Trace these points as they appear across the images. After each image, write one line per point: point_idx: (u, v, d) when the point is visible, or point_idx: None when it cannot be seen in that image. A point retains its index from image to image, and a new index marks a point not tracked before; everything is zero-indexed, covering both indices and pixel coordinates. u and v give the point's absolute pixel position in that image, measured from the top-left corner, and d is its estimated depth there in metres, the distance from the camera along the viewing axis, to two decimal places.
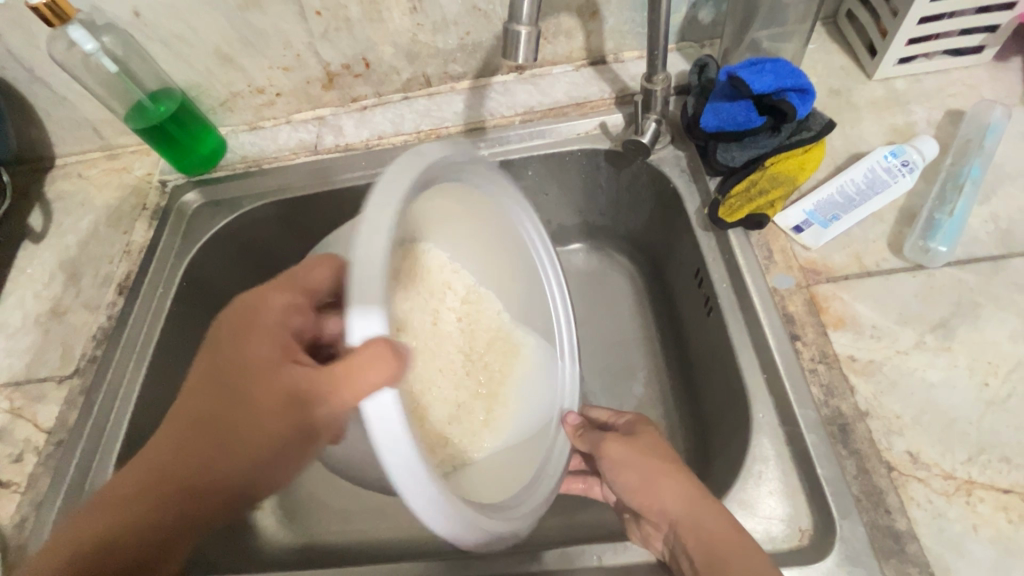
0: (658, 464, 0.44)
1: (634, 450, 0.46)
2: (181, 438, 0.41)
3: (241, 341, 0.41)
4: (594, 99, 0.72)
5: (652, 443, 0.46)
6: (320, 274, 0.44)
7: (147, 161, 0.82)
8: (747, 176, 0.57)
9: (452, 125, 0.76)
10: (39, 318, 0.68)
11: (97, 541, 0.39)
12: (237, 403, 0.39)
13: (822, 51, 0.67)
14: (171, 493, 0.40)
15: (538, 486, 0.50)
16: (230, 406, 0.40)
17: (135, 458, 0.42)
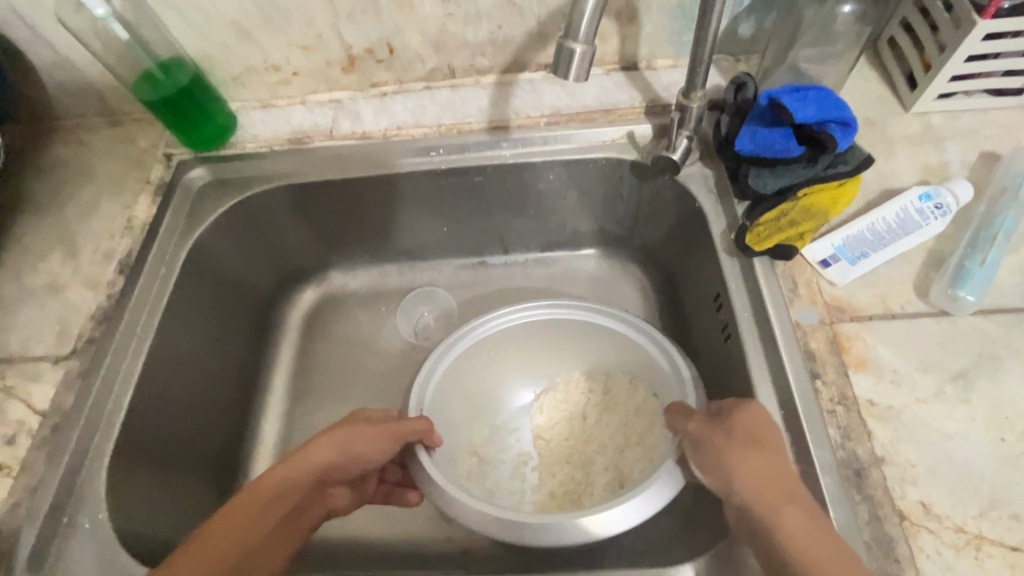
0: (739, 447, 0.44)
1: (716, 437, 0.46)
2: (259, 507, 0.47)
3: (363, 441, 0.54)
4: (624, 106, 0.70)
5: (741, 423, 0.46)
6: (384, 408, 0.59)
7: (151, 132, 0.78)
8: (777, 205, 0.56)
9: (475, 121, 0.73)
10: (35, 293, 0.65)
11: None
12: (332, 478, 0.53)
13: (860, 77, 0.66)
14: (226, 557, 0.44)
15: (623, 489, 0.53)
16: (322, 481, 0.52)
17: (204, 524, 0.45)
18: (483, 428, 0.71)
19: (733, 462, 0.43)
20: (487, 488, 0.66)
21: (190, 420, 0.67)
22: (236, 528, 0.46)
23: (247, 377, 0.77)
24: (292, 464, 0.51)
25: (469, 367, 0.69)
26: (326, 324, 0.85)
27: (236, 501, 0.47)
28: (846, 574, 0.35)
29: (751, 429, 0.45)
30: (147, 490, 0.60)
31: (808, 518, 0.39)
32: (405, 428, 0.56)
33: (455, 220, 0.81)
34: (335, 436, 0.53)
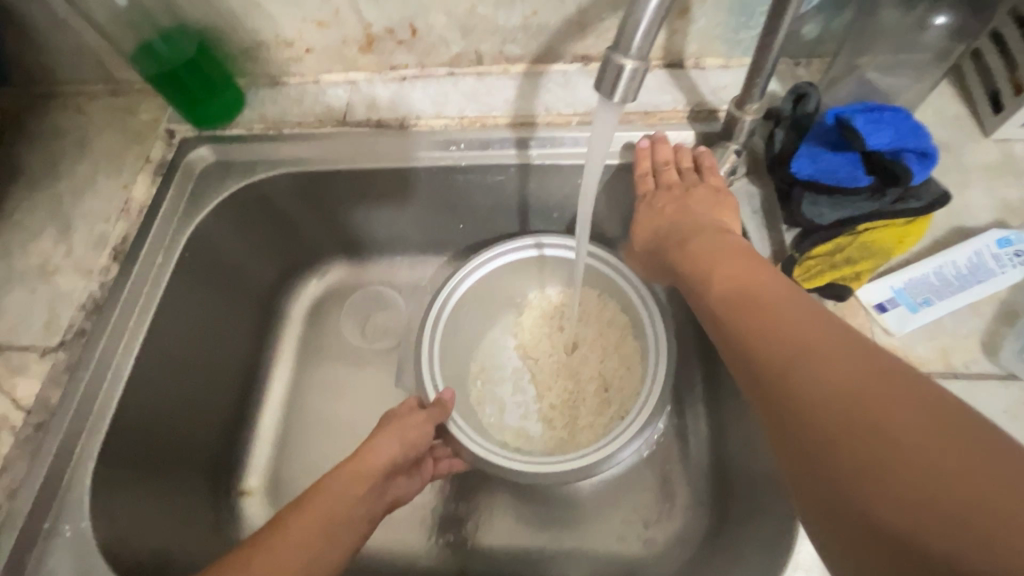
0: (730, 286, 0.43)
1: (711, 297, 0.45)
2: (337, 495, 0.50)
3: (409, 430, 0.57)
4: (666, 109, 0.63)
5: (732, 271, 0.44)
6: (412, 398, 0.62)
7: (153, 104, 0.73)
8: (833, 239, 0.49)
9: (500, 115, 0.67)
10: (25, 276, 0.62)
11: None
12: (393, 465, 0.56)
13: (935, 94, 0.58)
14: (322, 537, 0.47)
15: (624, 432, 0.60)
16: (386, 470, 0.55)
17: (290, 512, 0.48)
18: (477, 353, 0.74)
19: (730, 297, 0.42)
20: (495, 406, 0.71)
21: (184, 418, 0.64)
22: (319, 517, 0.47)
23: (246, 371, 0.74)
24: (359, 463, 0.53)
25: (461, 319, 0.71)
26: (331, 317, 0.81)
27: (315, 496, 0.49)
28: (835, 379, 0.32)
29: (742, 284, 0.42)
30: (140, 494, 0.57)
31: (795, 325, 0.36)
32: (436, 410, 0.60)
33: (472, 217, 0.76)
34: (387, 433, 0.56)
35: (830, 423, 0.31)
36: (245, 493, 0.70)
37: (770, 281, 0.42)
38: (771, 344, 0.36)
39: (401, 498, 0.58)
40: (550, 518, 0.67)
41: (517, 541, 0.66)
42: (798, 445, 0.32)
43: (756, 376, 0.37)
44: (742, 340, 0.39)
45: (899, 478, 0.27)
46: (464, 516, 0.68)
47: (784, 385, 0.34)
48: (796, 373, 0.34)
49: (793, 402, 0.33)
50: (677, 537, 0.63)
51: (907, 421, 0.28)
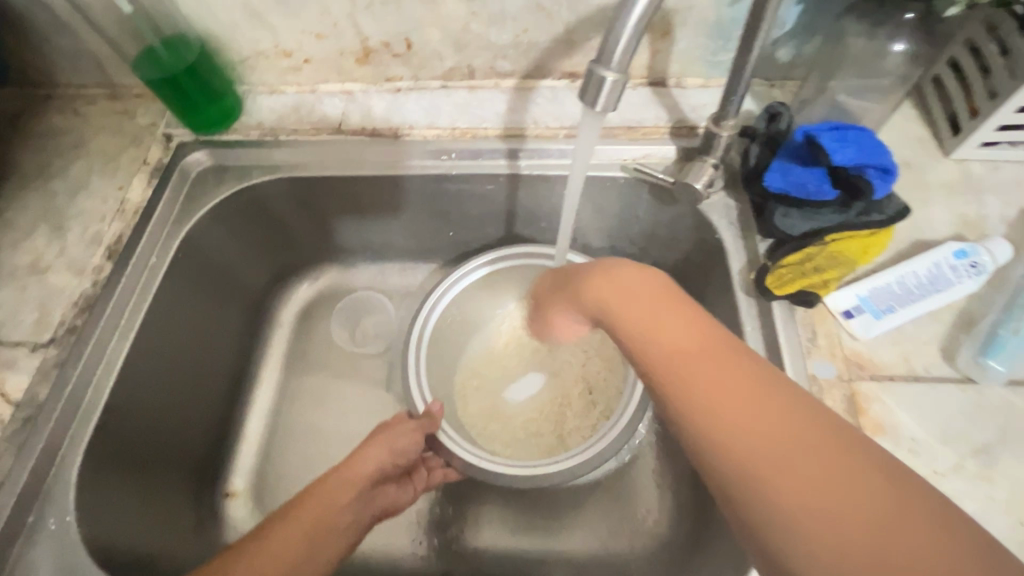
0: (639, 316, 0.42)
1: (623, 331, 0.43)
2: (325, 499, 0.50)
3: (398, 439, 0.58)
4: (649, 125, 0.67)
5: (640, 300, 0.43)
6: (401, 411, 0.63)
7: (152, 109, 0.75)
8: (803, 248, 0.53)
9: (491, 127, 0.70)
10: (17, 272, 0.62)
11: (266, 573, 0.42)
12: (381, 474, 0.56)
13: (899, 117, 0.62)
14: (309, 538, 0.46)
15: (605, 435, 0.62)
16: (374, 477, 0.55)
17: (277, 516, 0.48)
18: (461, 360, 0.76)
19: (642, 330, 0.41)
20: (479, 412, 0.72)
21: (171, 417, 0.65)
22: (305, 524, 0.47)
23: (234, 372, 0.75)
24: (346, 470, 0.53)
25: (443, 335, 0.74)
26: (320, 321, 0.83)
27: (303, 503, 0.49)
28: (763, 436, 0.31)
29: (653, 313, 0.41)
30: (123, 494, 0.57)
31: (712, 367, 0.35)
32: (425, 420, 0.61)
33: (461, 225, 0.78)
34: (376, 442, 0.57)
35: (766, 488, 0.30)
36: (230, 494, 0.70)
37: (676, 309, 0.40)
38: (692, 392, 0.35)
39: (393, 508, 0.58)
40: (533, 522, 0.69)
41: (498, 543, 0.68)
42: (735, 508, 0.32)
43: (683, 429, 0.35)
44: (665, 384, 0.37)
45: (839, 546, 0.27)
46: (449, 520, 0.69)
47: (713, 444, 0.33)
48: (721, 427, 0.33)
49: (726, 464, 0.32)
50: (656, 539, 0.65)
51: (835, 479, 0.28)
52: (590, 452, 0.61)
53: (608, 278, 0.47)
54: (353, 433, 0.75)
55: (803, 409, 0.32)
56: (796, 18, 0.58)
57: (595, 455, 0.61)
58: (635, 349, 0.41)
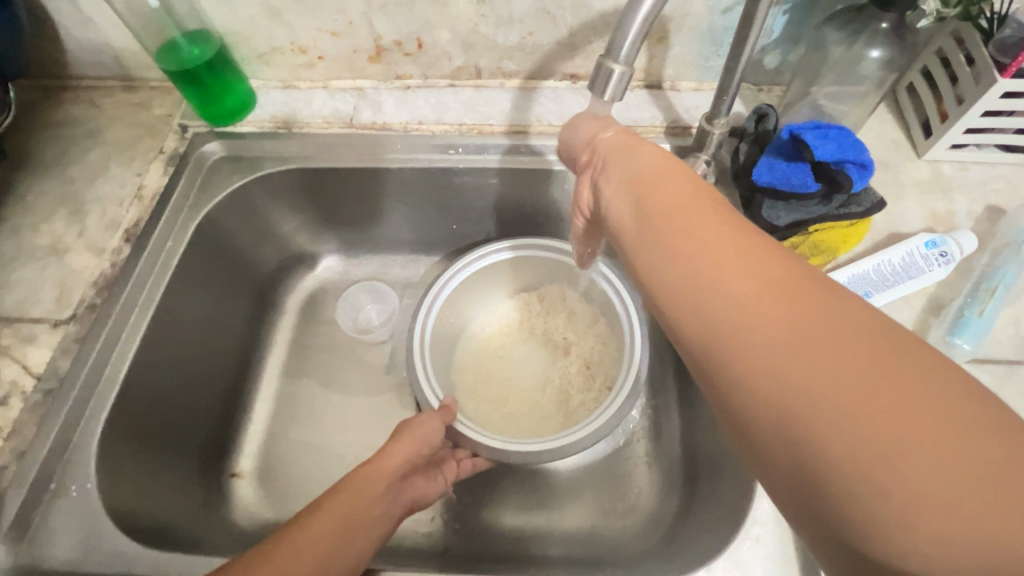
0: (661, 220, 0.36)
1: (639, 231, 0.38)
2: (356, 488, 0.52)
3: (420, 430, 0.60)
4: (645, 124, 0.71)
5: (664, 202, 0.37)
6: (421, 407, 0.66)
7: (167, 101, 0.77)
8: (789, 238, 0.57)
9: (496, 124, 0.74)
10: (36, 253, 0.64)
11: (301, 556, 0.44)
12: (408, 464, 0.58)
13: (876, 120, 0.67)
14: (342, 523, 0.48)
15: (605, 410, 0.65)
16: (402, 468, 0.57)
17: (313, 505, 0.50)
18: (456, 353, 0.80)
19: (665, 233, 0.36)
20: (478, 398, 0.75)
21: (183, 396, 0.67)
22: (338, 512, 0.49)
23: (242, 357, 0.77)
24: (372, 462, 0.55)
25: (442, 333, 0.77)
26: (325, 309, 0.85)
27: (335, 494, 0.51)
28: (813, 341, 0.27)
29: (677, 218, 0.35)
30: (137, 468, 0.59)
31: (746, 274, 0.30)
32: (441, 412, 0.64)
33: (465, 218, 0.82)
34: (401, 434, 0.59)
35: (816, 399, 0.25)
36: (236, 475, 0.72)
37: (703, 211, 0.35)
38: (727, 301, 0.30)
39: (425, 499, 0.58)
40: (532, 501, 0.72)
41: (496, 520, 0.71)
42: (765, 424, 0.27)
43: (708, 342, 0.31)
44: (686, 293, 0.32)
45: (900, 461, 0.23)
46: (451, 501, 0.72)
47: (750, 353, 0.28)
48: (759, 336, 0.28)
49: (765, 378, 0.27)
50: (648, 516, 0.68)
51: (899, 386, 0.24)
52: (591, 428, 0.64)
53: (634, 170, 0.42)
54: (356, 417, 0.77)
55: (859, 314, 0.27)
56: (782, 28, 0.63)
57: (601, 425, 0.64)
58: (651, 256, 0.36)
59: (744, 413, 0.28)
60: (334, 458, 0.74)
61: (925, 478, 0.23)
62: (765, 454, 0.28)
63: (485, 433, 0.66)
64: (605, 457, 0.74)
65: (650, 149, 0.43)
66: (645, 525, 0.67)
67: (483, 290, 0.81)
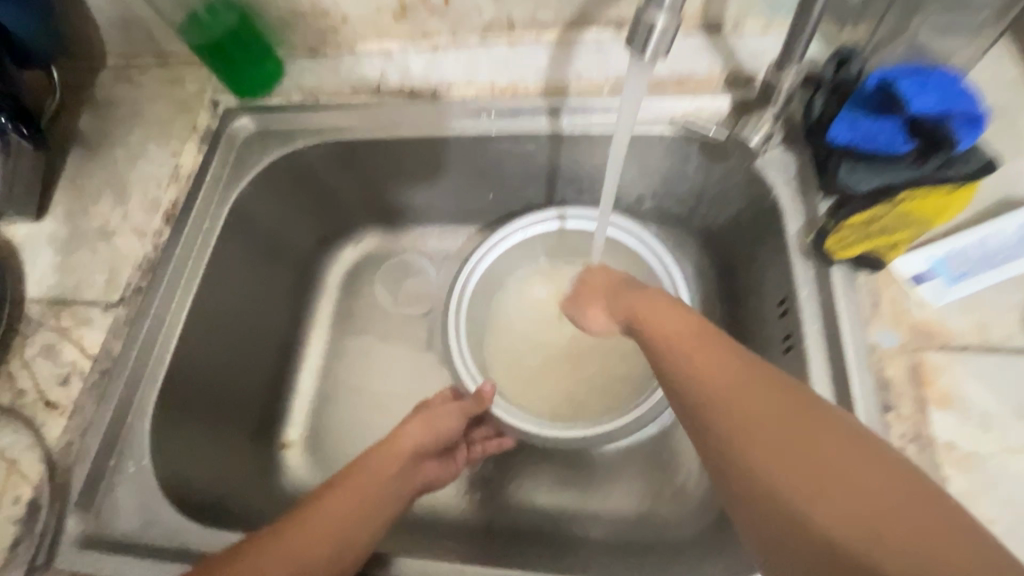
0: (669, 337, 0.43)
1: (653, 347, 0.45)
2: (371, 471, 0.52)
3: (441, 419, 0.60)
4: (702, 75, 0.62)
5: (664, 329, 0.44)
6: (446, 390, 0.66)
7: (200, 75, 0.76)
8: (870, 208, 0.49)
9: (532, 84, 0.68)
10: (86, 236, 0.66)
11: (316, 537, 0.45)
12: (423, 449, 0.57)
13: (993, 57, 0.55)
14: (354, 505, 0.49)
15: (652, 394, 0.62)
16: (416, 452, 0.56)
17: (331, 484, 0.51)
18: (493, 328, 0.76)
19: (666, 350, 0.43)
20: (513, 376, 0.73)
21: (230, 372, 0.69)
22: (353, 492, 0.49)
23: (286, 332, 0.79)
24: (388, 444, 0.55)
25: (478, 304, 0.74)
26: (366, 282, 0.85)
27: (351, 473, 0.51)
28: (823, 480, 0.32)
29: (685, 340, 0.42)
30: (187, 444, 0.62)
31: (727, 380, 0.38)
32: (471, 402, 0.63)
33: (501, 185, 0.77)
34: (419, 420, 0.59)
35: (766, 482, 0.33)
36: (287, 445, 0.75)
37: (705, 336, 0.42)
38: (709, 399, 0.38)
39: (438, 483, 0.59)
40: (572, 481, 0.70)
41: (540, 500, 0.69)
42: (768, 503, 0.33)
43: (711, 429, 0.37)
44: (685, 392, 0.40)
45: (843, 530, 0.30)
46: (490, 476, 0.71)
47: (721, 441, 0.36)
48: (727, 427, 0.36)
49: (733, 462, 0.35)
50: (696, 502, 0.65)
51: (823, 476, 0.32)
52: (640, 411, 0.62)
53: (642, 304, 0.49)
54: (402, 387, 0.79)
55: (808, 412, 0.35)
56: None
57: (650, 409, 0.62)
58: (669, 368, 0.42)
59: (750, 495, 0.34)
60: (383, 432, 0.77)
61: (851, 552, 0.29)
62: (744, 522, 0.35)
63: (523, 416, 0.64)
64: (651, 439, 0.70)
65: (656, 293, 0.49)
66: (692, 512, 0.65)
67: (514, 265, 0.77)
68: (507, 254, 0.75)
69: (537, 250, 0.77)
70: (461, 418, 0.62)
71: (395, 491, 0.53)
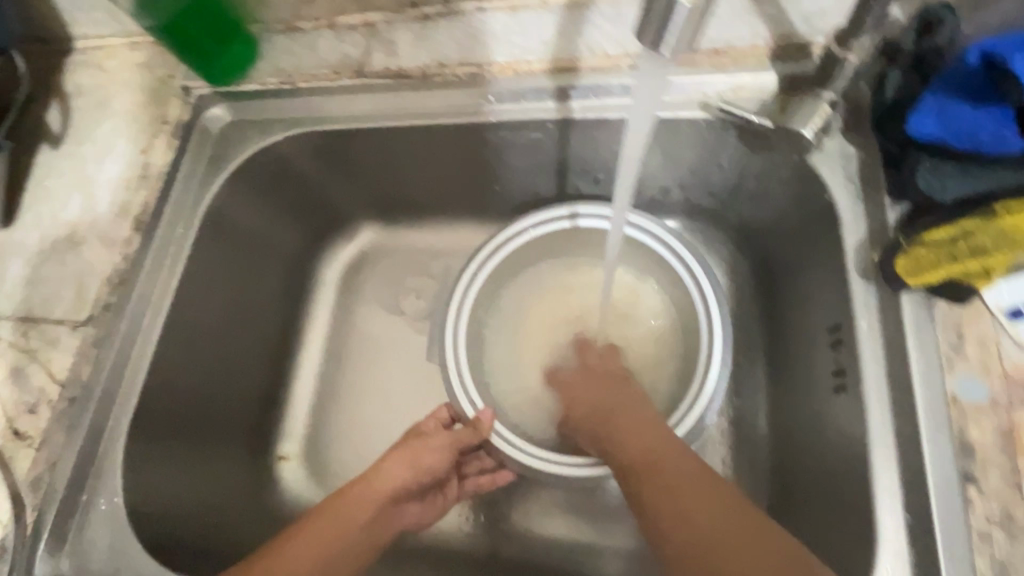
0: (647, 451, 0.47)
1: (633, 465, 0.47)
2: (339, 519, 0.48)
3: (427, 452, 0.54)
4: (743, 46, 0.50)
5: (647, 438, 0.49)
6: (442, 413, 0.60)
7: (169, 57, 0.68)
8: (960, 221, 0.42)
9: (537, 60, 0.58)
10: (53, 246, 0.61)
11: None
12: (402, 490, 0.53)
13: None
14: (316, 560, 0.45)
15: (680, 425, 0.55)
16: (394, 495, 0.52)
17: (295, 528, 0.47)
18: (494, 338, 0.68)
19: (653, 469, 0.46)
20: (521, 393, 0.66)
21: (213, 389, 0.64)
22: (318, 543, 0.46)
23: (280, 339, 0.74)
24: (364, 485, 0.50)
25: (481, 314, 0.65)
26: (364, 282, 0.79)
27: (317, 520, 0.47)
28: None
29: (666, 462, 0.46)
30: (167, 471, 0.58)
31: (706, 513, 0.41)
32: (466, 432, 0.56)
33: (507, 177, 0.68)
34: (404, 452, 0.54)
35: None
36: (283, 458, 0.71)
37: (691, 463, 0.45)
38: (686, 518, 0.41)
39: (416, 523, 0.56)
40: (583, 512, 0.64)
41: (550, 531, 0.64)
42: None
43: (678, 540, 0.41)
44: (666, 516, 0.42)
45: None
46: (495, 498, 0.65)
47: (680, 535, 0.41)
48: (691, 523, 0.41)
49: (691, 551, 0.40)
50: None
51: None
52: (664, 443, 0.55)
53: (625, 412, 0.52)
54: (401, 399, 0.73)
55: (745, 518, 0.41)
56: None
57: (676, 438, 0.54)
58: (646, 488, 0.45)
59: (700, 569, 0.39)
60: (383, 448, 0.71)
61: None
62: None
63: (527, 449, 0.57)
64: None
65: (638, 404, 0.53)
66: None
67: (521, 269, 0.68)
68: (514, 257, 0.65)
69: (548, 252, 0.68)
70: (451, 452, 0.55)
71: (363, 541, 0.49)
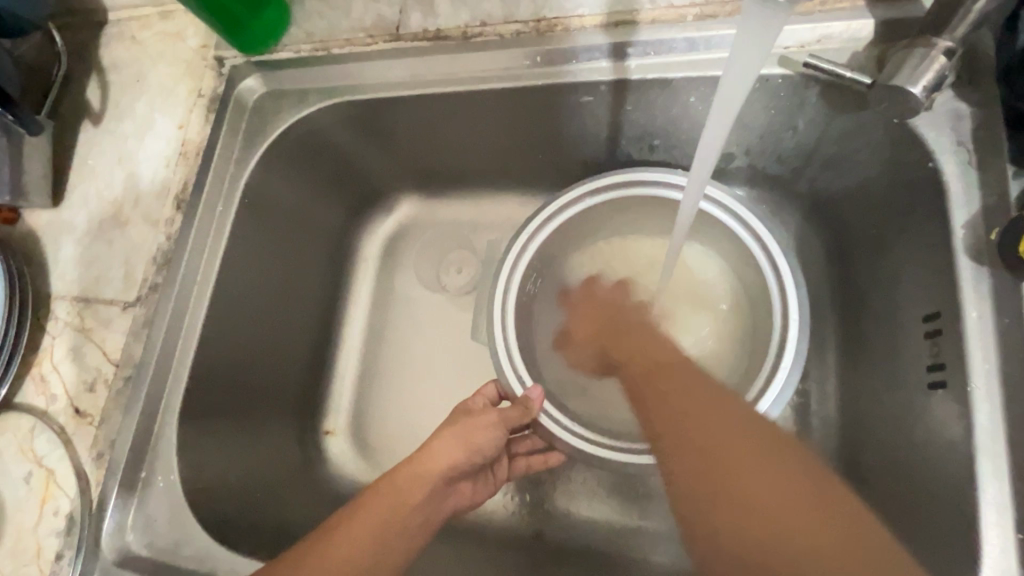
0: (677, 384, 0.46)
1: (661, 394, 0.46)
2: (393, 503, 0.47)
3: (477, 431, 0.53)
4: None
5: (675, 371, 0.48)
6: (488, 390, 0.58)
7: (201, 26, 0.65)
8: None
9: (588, 15, 0.52)
10: (100, 226, 0.61)
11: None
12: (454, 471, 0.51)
13: None
14: (374, 544, 0.44)
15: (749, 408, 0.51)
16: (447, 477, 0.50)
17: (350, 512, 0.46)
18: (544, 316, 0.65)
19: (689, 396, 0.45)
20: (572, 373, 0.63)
21: (259, 367, 0.65)
22: (374, 530, 0.44)
23: (325, 315, 0.73)
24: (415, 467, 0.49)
25: (529, 294, 0.62)
26: (405, 257, 0.77)
27: (370, 505, 0.46)
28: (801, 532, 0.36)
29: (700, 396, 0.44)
30: (222, 449, 0.60)
31: (753, 453, 0.40)
32: (516, 412, 0.54)
33: (557, 146, 0.64)
34: (453, 433, 0.52)
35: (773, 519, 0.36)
36: (329, 433, 0.71)
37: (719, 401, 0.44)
38: (728, 455, 0.40)
39: (468, 502, 0.54)
40: (634, 495, 0.62)
41: (601, 514, 0.62)
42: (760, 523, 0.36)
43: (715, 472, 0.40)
44: (698, 450, 0.41)
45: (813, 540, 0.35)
46: (541, 479, 0.64)
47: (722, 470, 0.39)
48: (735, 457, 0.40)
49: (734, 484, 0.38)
50: None
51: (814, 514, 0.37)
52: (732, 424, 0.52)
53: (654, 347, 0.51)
54: (447, 375, 0.72)
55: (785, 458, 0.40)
56: None
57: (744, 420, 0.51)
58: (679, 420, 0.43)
59: (743, 506, 0.37)
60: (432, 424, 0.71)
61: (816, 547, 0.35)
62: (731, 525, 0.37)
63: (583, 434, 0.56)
64: None
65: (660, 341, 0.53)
66: None
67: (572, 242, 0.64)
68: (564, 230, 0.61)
69: (600, 224, 0.63)
70: (502, 431, 0.54)
71: (419, 524, 0.48)
